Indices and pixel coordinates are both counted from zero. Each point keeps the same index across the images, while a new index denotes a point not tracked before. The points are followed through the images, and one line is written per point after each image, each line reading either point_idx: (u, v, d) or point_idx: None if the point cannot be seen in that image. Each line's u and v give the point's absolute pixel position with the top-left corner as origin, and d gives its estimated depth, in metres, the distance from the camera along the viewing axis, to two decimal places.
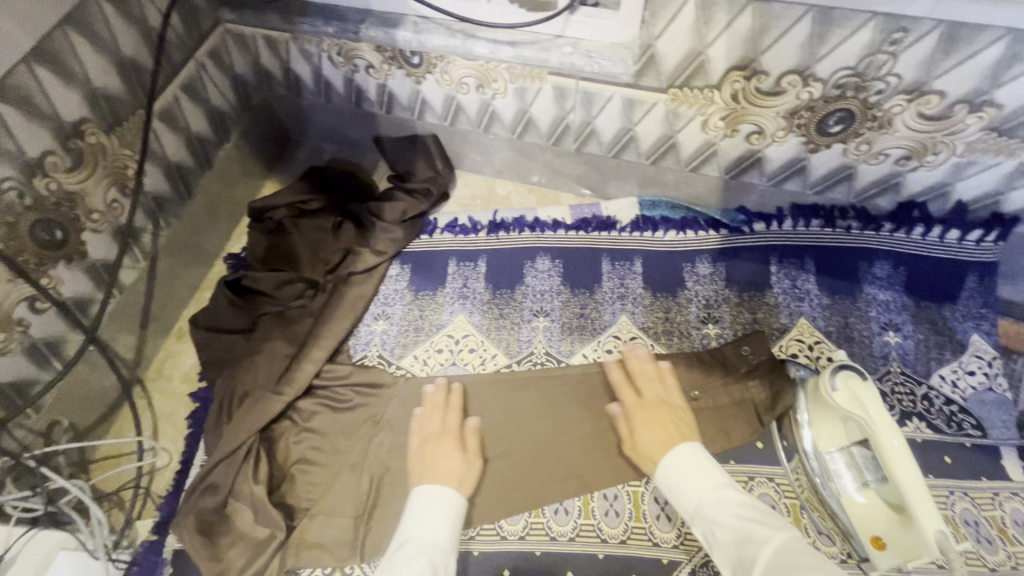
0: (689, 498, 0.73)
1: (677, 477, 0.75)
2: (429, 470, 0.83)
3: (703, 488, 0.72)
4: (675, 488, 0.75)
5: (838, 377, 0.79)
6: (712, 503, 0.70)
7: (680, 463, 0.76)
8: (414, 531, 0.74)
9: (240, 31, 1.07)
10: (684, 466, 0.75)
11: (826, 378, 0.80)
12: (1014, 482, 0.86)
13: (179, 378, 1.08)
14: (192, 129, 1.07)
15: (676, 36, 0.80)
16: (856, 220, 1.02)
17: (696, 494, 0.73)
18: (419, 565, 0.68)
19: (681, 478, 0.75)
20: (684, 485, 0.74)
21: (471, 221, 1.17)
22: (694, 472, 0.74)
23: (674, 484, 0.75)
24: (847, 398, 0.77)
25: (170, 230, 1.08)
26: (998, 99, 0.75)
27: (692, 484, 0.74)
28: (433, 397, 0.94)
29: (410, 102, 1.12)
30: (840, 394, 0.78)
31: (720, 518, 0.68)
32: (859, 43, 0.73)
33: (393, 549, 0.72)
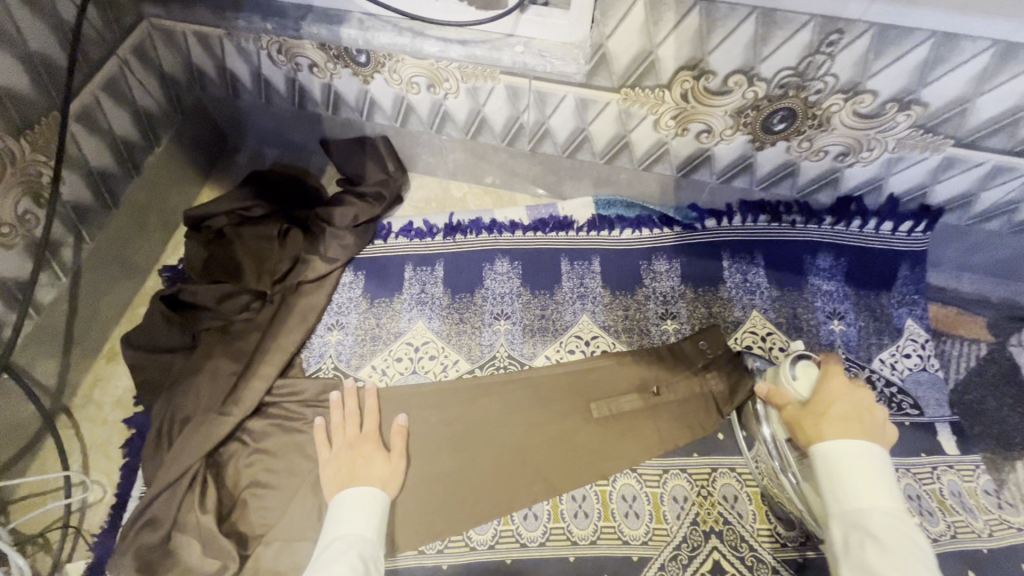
0: (854, 497, 0.64)
1: (856, 456, 0.66)
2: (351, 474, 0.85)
3: (880, 496, 0.63)
4: (839, 477, 0.65)
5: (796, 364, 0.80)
6: (883, 522, 0.61)
7: (865, 451, 0.66)
8: (340, 531, 0.77)
9: (167, 26, 0.99)
10: (869, 451, 0.66)
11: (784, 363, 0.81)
12: (949, 456, 0.92)
13: (110, 404, 0.99)
14: (116, 133, 0.98)
15: (627, 35, 0.80)
16: (799, 214, 1.07)
17: (864, 493, 0.63)
18: (349, 560, 0.71)
19: (855, 474, 0.65)
20: (857, 480, 0.64)
21: (426, 224, 1.14)
22: (876, 472, 0.65)
23: (846, 459, 0.66)
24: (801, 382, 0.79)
25: (96, 243, 0.99)
26: (923, 99, 0.79)
27: (867, 484, 0.64)
28: (344, 405, 0.93)
29: (358, 103, 1.08)
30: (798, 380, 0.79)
31: (880, 533, 0.60)
32: (799, 45, 0.75)
33: (320, 554, 0.74)
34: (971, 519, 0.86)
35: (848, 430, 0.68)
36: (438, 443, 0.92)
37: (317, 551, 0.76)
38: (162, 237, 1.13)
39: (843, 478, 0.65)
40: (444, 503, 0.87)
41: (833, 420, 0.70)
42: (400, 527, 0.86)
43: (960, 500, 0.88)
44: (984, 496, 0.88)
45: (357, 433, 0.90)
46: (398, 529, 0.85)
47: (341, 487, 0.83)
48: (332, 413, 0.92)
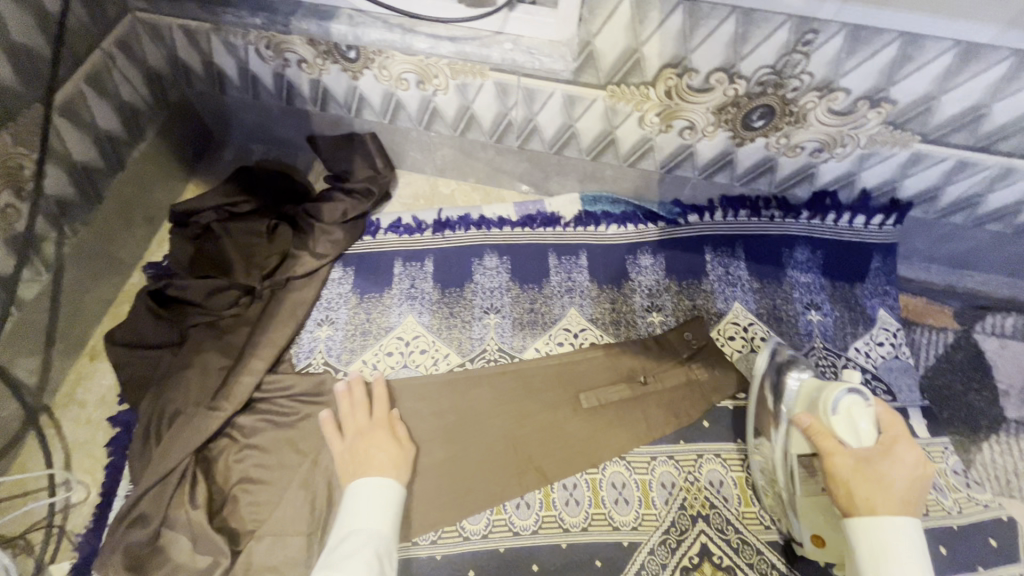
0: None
1: (905, 547, 0.61)
2: (363, 462, 0.84)
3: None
4: (885, 562, 0.61)
5: (848, 400, 0.73)
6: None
7: (912, 538, 0.62)
8: (355, 525, 0.76)
9: (152, 20, 0.98)
10: (918, 544, 0.62)
11: (836, 395, 0.74)
12: (921, 438, 0.96)
13: (94, 402, 0.97)
14: (100, 127, 0.97)
15: (613, 34, 0.83)
16: (777, 209, 1.10)
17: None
18: (364, 558, 0.71)
19: (902, 564, 0.61)
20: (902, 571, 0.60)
21: (415, 220, 1.15)
22: (919, 563, 0.61)
23: (895, 547, 0.62)
24: (847, 424, 0.72)
25: (78, 238, 0.96)
26: (893, 96, 0.83)
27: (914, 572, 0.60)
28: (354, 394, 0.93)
29: (347, 100, 1.08)
30: (840, 420, 0.72)
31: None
32: (777, 44, 0.78)
33: (335, 544, 0.74)
34: (942, 498, 0.91)
35: (903, 517, 0.63)
36: (429, 433, 0.93)
37: (331, 545, 0.75)
38: (147, 232, 1.11)
39: (888, 562, 0.61)
40: (436, 491, 0.88)
41: (891, 498, 0.64)
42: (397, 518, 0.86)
43: (931, 480, 0.92)
44: (953, 476, 0.93)
45: (368, 421, 0.90)
46: (412, 513, 0.87)
47: (353, 475, 0.83)
48: (339, 402, 0.92)
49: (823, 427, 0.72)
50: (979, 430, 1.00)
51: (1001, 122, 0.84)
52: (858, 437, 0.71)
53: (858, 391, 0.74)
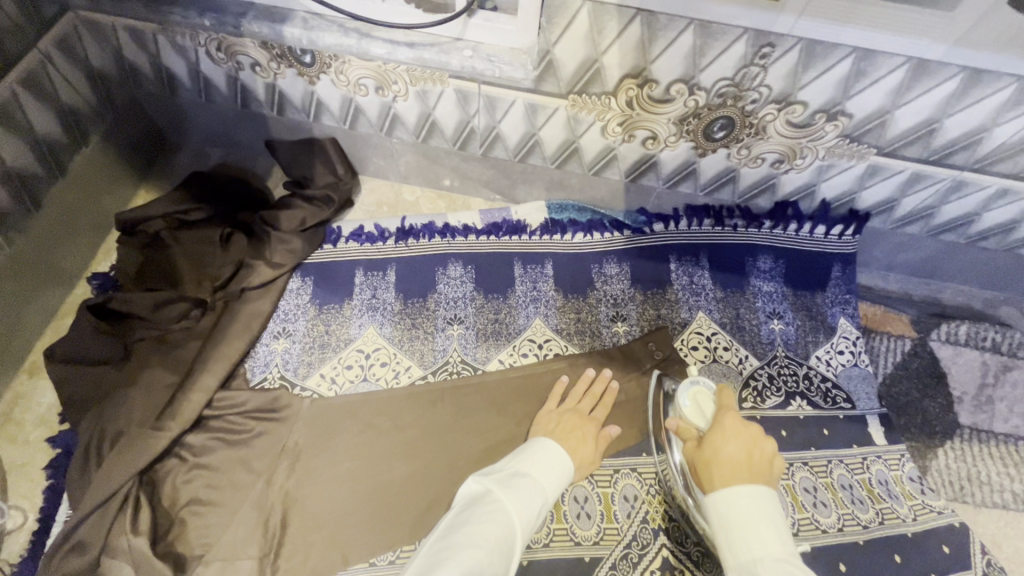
0: (749, 547, 0.64)
1: (743, 507, 0.66)
2: (561, 437, 0.86)
3: (770, 541, 0.64)
4: (732, 528, 0.66)
5: (690, 389, 0.82)
6: (774, 570, 0.62)
7: (749, 497, 0.67)
8: (525, 469, 0.76)
9: (94, 20, 0.93)
10: (757, 501, 0.67)
11: (680, 390, 0.83)
12: (878, 446, 0.97)
13: (33, 422, 0.92)
14: (37, 131, 0.92)
15: (573, 42, 0.81)
16: (740, 218, 1.11)
17: (756, 542, 0.64)
18: (532, 503, 0.71)
19: (745, 523, 0.66)
20: (747, 531, 0.65)
21: (377, 228, 1.12)
22: (763, 517, 0.66)
23: (736, 511, 0.66)
24: (695, 411, 0.80)
25: (15, 248, 0.91)
26: (848, 110, 0.84)
27: (758, 528, 0.65)
28: (591, 384, 0.97)
29: (304, 104, 1.05)
30: (690, 409, 0.80)
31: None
32: (734, 56, 0.78)
33: (512, 473, 0.75)
34: (897, 506, 0.92)
35: (736, 481, 0.69)
36: (391, 450, 0.91)
37: (501, 470, 0.76)
38: (93, 240, 1.06)
39: (734, 529, 0.66)
40: (400, 511, 0.86)
41: (724, 466, 0.71)
42: (365, 535, 0.84)
43: (887, 488, 0.94)
44: (909, 483, 0.94)
45: (582, 412, 0.92)
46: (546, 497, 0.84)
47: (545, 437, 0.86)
48: (581, 383, 0.97)
49: (680, 423, 0.81)
50: (934, 436, 1.02)
51: (952, 136, 0.85)
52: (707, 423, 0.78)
53: (701, 379, 0.83)
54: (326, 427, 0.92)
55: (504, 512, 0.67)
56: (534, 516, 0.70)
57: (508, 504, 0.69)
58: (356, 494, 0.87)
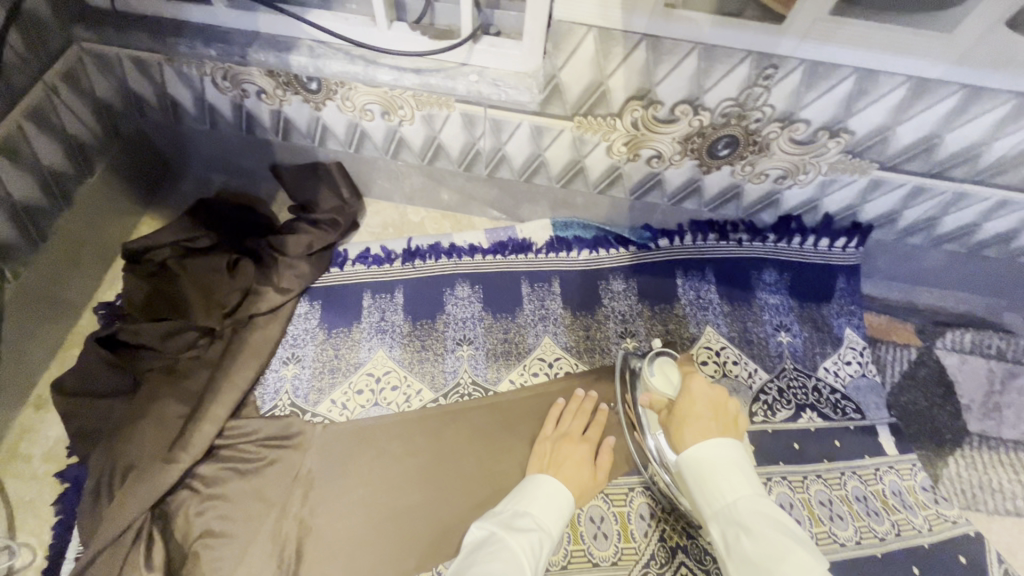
0: (722, 492, 0.63)
1: (713, 454, 0.65)
2: (559, 466, 0.86)
3: (741, 485, 0.63)
4: (706, 477, 0.64)
5: (655, 364, 0.87)
6: (752, 510, 0.61)
7: (719, 444, 0.66)
8: (525, 507, 0.78)
9: (99, 52, 0.93)
10: (727, 446, 0.66)
11: (646, 365, 0.87)
12: (889, 456, 0.98)
13: (39, 456, 0.91)
14: (42, 163, 0.92)
15: (578, 68, 0.82)
16: (745, 233, 1.12)
17: (730, 488, 0.63)
18: (533, 539, 0.72)
19: (716, 469, 0.64)
20: (719, 476, 0.64)
21: (384, 250, 1.12)
22: (734, 464, 0.65)
23: (707, 459, 0.66)
24: (662, 381, 0.85)
25: (21, 281, 0.91)
26: (851, 127, 0.85)
27: (728, 472, 0.64)
28: (581, 402, 0.97)
29: (309, 129, 1.05)
30: (658, 379, 0.85)
31: (753, 523, 0.59)
32: (738, 78, 0.79)
33: (511, 514, 0.77)
34: (912, 517, 0.92)
35: (705, 432, 0.69)
36: (404, 476, 0.90)
37: (502, 511, 0.78)
38: (99, 270, 1.06)
39: (706, 476, 0.65)
40: (414, 537, 0.85)
41: (693, 420, 0.71)
42: (379, 562, 0.83)
43: (901, 499, 0.94)
44: (922, 493, 0.95)
45: (577, 432, 0.92)
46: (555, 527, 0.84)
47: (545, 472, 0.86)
48: (570, 401, 0.97)
49: (652, 396, 0.85)
50: (944, 445, 1.03)
51: (953, 150, 0.86)
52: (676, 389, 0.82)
53: (666, 356, 0.89)
54: (339, 454, 0.91)
55: (509, 550, 0.69)
56: (537, 549, 0.71)
57: (507, 540, 0.71)
58: (370, 521, 0.86)
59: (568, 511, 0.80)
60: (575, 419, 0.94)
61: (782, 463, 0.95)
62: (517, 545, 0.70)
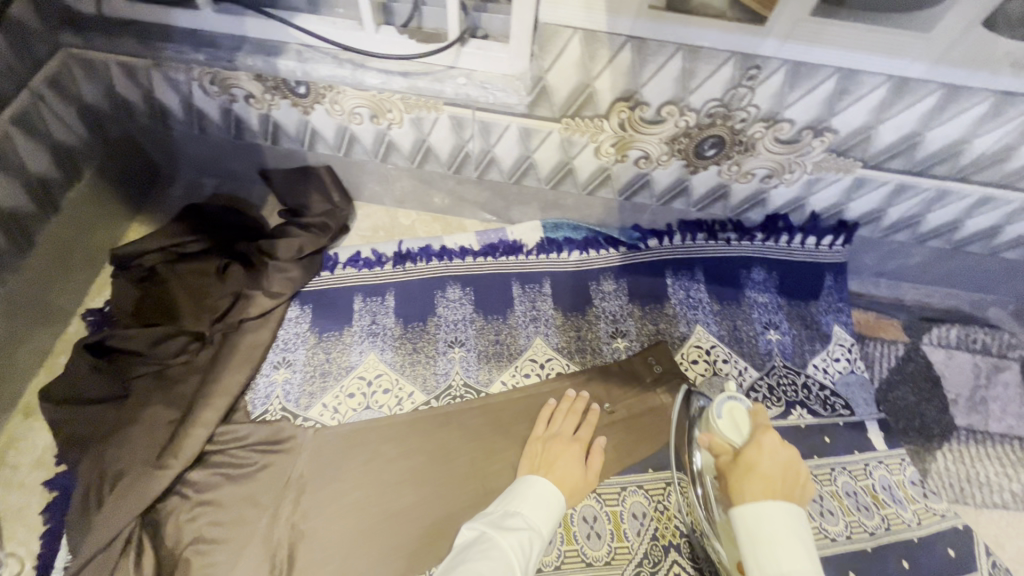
0: (778, 560, 0.60)
1: (775, 517, 0.62)
2: (550, 467, 0.87)
3: (800, 559, 0.60)
4: (763, 541, 0.61)
5: (725, 404, 0.79)
6: None
7: (780, 510, 0.63)
8: (516, 507, 0.78)
9: (86, 57, 0.93)
10: (790, 514, 0.63)
11: (715, 403, 0.80)
12: (879, 452, 0.99)
13: (28, 465, 0.90)
14: (29, 169, 0.91)
15: (565, 70, 0.83)
16: (733, 232, 1.13)
17: (785, 557, 0.60)
18: (524, 537, 0.72)
19: (775, 535, 0.61)
20: (778, 544, 0.61)
21: (374, 253, 1.12)
22: (795, 532, 0.62)
23: (767, 522, 0.62)
24: (729, 427, 0.77)
25: (8, 288, 0.90)
26: (834, 126, 0.86)
27: (789, 544, 0.61)
28: (572, 403, 0.97)
29: (299, 134, 1.06)
30: (725, 423, 0.78)
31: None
32: (723, 78, 0.80)
33: (503, 514, 0.77)
34: (901, 511, 0.93)
35: (768, 491, 0.65)
36: (396, 479, 0.90)
37: (493, 512, 0.79)
38: (87, 275, 1.06)
39: (763, 540, 0.61)
40: (408, 540, 0.85)
41: (758, 478, 0.67)
42: (372, 564, 0.83)
43: (890, 493, 0.95)
44: (911, 487, 0.96)
45: (568, 433, 0.93)
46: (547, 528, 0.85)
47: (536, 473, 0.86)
48: (562, 402, 0.97)
49: (713, 439, 0.78)
50: (933, 439, 1.04)
51: (935, 148, 0.88)
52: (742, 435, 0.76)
53: (737, 397, 0.81)
54: (331, 457, 0.91)
55: (498, 549, 0.70)
56: (527, 547, 0.72)
57: (498, 540, 0.71)
58: (363, 524, 0.86)
59: (559, 512, 0.80)
60: (567, 420, 0.94)
61: None
62: (508, 544, 0.71)
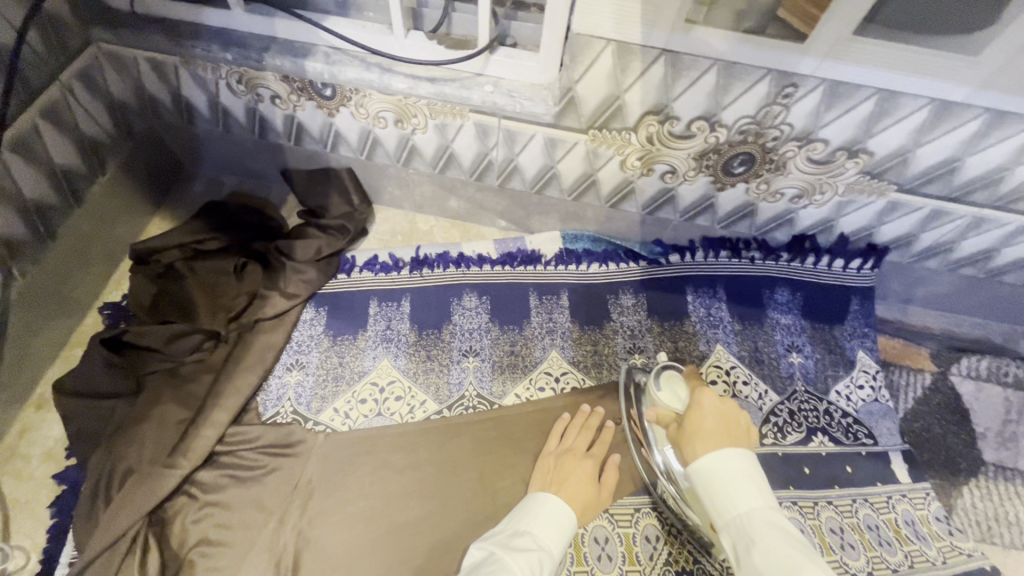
0: (733, 505, 0.59)
1: (722, 465, 0.61)
2: (561, 482, 0.85)
3: (753, 496, 0.59)
4: (715, 487, 0.61)
5: (662, 377, 0.83)
6: (763, 523, 0.57)
7: (726, 454, 0.62)
8: (526, 526, 0.76)
9: (117, 52, 0.94)
10: (740, 455, 0.62)
11: (652, 380, 0.83)
12: (903, 484, 0.95)
13: (39, 457, 0.90)
14: (55, 162, 0.92)
15: (595, 82, 0.82)
16: (758, 251, 1.11)
17: (741, 502, 0.59)
18: (532, 558, 0.70)
19: (725, 479, 0.60)
20: (731, 486, 0.60)
21: (392, 258, 1.11)
22: (746, 471, 0.61)
23: (716, 471, 0.61)
24: (671, 398, 0.80)
25: (28, 280, 0.91)
26: (870, 148, 0.84)
27: (739, 486, 0.60)
28: (586, 419, 0.95)
29: (322, 135, 1.05)
30: (665, 395, 0.80)
31: (763, 536, 0.55)
32: (757, 95, 0.78)
33: (510, 535, 0.75)
34: (925, 548, 0.89)
35: (714, 442, 0.64)
36: (404, 489, 0.88)
37: (503, 530, 0.77)
38: (105, 270, 1.06)
39: (717, 487, 0.60)
40: (415, 554, 0.83)
41: (701, 433, 0.66)
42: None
43: (914, 528, 0.91)
44: (935, 523, 0.92)
45: (581, 447, 0.91)
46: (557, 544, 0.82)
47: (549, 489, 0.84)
48: (575, 417, 0.95)
49: (658, 411, 0.79)
50: (959, 474, 1.00)
51: (974, 175, 0.85)
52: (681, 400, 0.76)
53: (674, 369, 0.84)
54: (339, 464, 0.90)
55: (507, 568, 0.68)
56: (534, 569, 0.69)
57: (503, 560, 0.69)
58: (368, 538, 0.84)
59: (569, 529, 0.77)
60: (577, 435, 0.92)
61: (792, 488, 0.92)
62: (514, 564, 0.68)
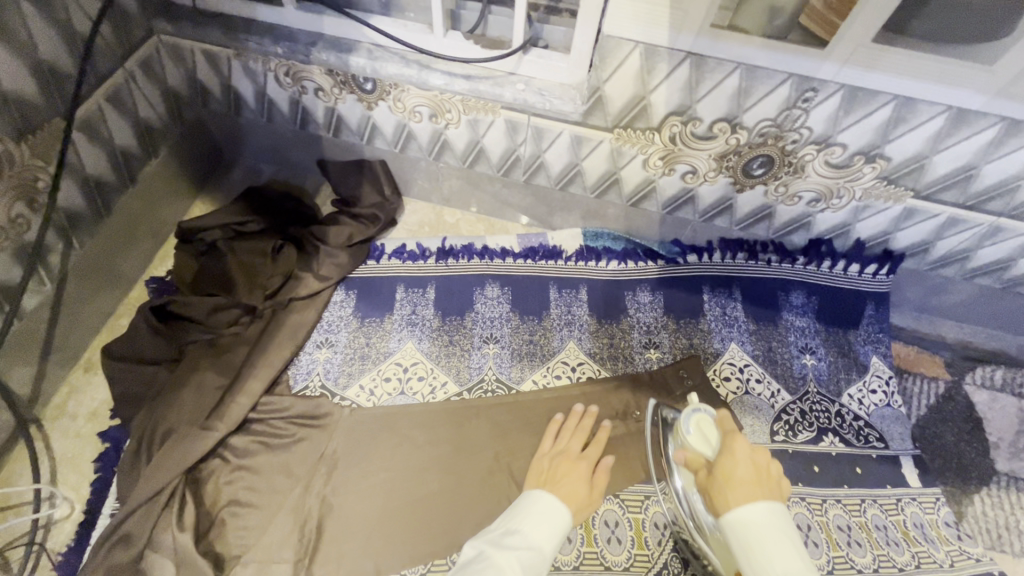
0: (771, 563, 0.60)
1: (761, 522, 0.63)
2: (553, 484, 0.85)
3: (792, 556, 0.61)
4: (753, 544, 0.62)
5: (692, 416, 0.80)
6: None
7: (764, 511, 0.64)
8: (516, 524, 0.77)
9: (176, 43, 1.01)
10: (776, 515, 0.64)
11: (681, 417, 0.81)
12: (912, 488, 0.97)
13: (85, 415, 0.96)
14: (116, 143, 0.99)
15: (621, 82, 0.86)
16: (775, 253, 1.13)
17: (779, 561, 0.60)
18: (521, 558, 0.72)
19: (763, 536, 0.62)
20: (769, 544, 0.62)
21: (420, 247, 1.16)
22: (783, 530, 0.63)
23: (754, 528, 0.63)
24: (699, 440, 0.78)
25: (84, 251, 0.97)
26: (887, 153, 0.87)
27: (776, 544, 0.61)
28: (579, 420, 0.96)
29: (360, 128, 1.11)
30: (694, 437, 0.79)
31: None
32: (778, 99, 0.82)
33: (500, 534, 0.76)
34: (933, 550, 0.90)
35: (751, 497, 0.66)
36: (423, 464, 0.92)
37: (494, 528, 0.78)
38: (151, 246, 1.13)
39: (755, 545, 0.62)
40: (432, 526, 0.87)
41: (738, 484, 0.68)
42: (393, 544, 0.85)
43: (922, 531, 0.92)
44: (945, 528, 0.93)
45: (574, 447, 0.91)
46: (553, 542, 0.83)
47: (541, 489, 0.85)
48: (568, 419, 0.96)
49: (687, 454, 0.79)
50: (971, 482, 1.01)
51: (989, 183, 0.88)
52: (712, 446, 0.77)
53: (704, 408, 0.81)
54: (363, 437, 0.94)
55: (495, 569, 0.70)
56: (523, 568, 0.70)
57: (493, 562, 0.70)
58: (387, 507, 0.88)
59: (563, 527, 0.78)
60: (568, 437, 0.93)
61: (800, 485, 0.94)
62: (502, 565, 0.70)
